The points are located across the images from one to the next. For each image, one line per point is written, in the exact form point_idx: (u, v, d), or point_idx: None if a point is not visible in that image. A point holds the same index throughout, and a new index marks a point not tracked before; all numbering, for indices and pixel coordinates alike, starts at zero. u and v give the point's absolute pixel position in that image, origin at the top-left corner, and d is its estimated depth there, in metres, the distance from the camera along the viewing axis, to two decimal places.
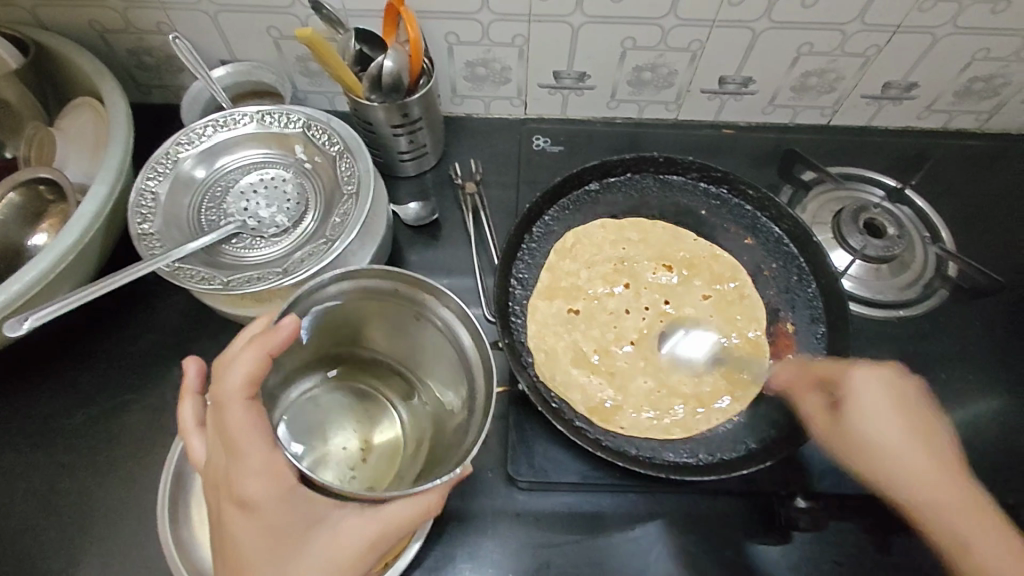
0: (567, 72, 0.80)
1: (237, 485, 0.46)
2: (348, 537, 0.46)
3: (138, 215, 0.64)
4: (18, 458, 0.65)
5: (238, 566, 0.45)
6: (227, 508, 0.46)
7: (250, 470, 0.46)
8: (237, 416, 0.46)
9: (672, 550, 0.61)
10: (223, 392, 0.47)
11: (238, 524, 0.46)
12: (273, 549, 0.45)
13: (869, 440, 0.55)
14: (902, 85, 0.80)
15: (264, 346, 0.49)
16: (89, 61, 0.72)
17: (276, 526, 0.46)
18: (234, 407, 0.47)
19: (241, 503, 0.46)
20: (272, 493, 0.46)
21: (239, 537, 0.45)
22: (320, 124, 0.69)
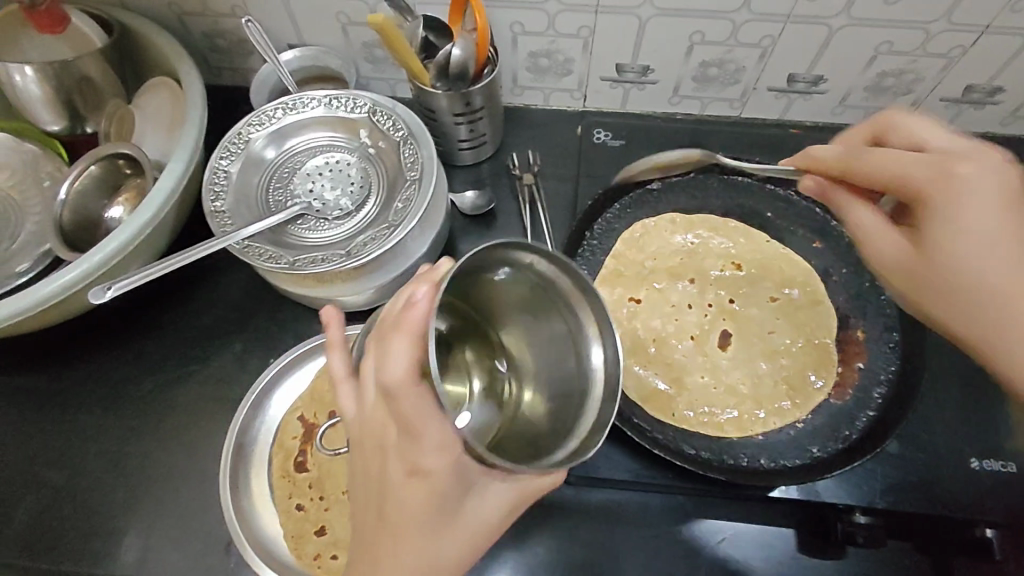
0: (630, 65, 0.79)
1: (411, 457, 0.43)
2: (493, 506, 0.46)
3: (211, 193, 0.66)
4: (90, 418, 0.69)
5: (403, 527, 0.44)
6: (394, 476, 0.44)
7: (428, 447, 0.42)
8: (415, 403, 0.41)
9: (718, 555, 0.60)
10: (390, 381, 0.41)
11: (406, 493, 0.43)
12: (429, 514, 0.44)
13: (886, 233, 0.52)
14: (986, 88, 0.76)
15: (418, 324, 0.42)
16: (167, 42, 0.75)
17: (441, 494, 0.43)
18: (410, 395, 0.41)
19: (412, 472, 0.43)
20: (446, 469, 0.43)
21: (403, 501, 0.43)
22: (386, 110, 0.70)
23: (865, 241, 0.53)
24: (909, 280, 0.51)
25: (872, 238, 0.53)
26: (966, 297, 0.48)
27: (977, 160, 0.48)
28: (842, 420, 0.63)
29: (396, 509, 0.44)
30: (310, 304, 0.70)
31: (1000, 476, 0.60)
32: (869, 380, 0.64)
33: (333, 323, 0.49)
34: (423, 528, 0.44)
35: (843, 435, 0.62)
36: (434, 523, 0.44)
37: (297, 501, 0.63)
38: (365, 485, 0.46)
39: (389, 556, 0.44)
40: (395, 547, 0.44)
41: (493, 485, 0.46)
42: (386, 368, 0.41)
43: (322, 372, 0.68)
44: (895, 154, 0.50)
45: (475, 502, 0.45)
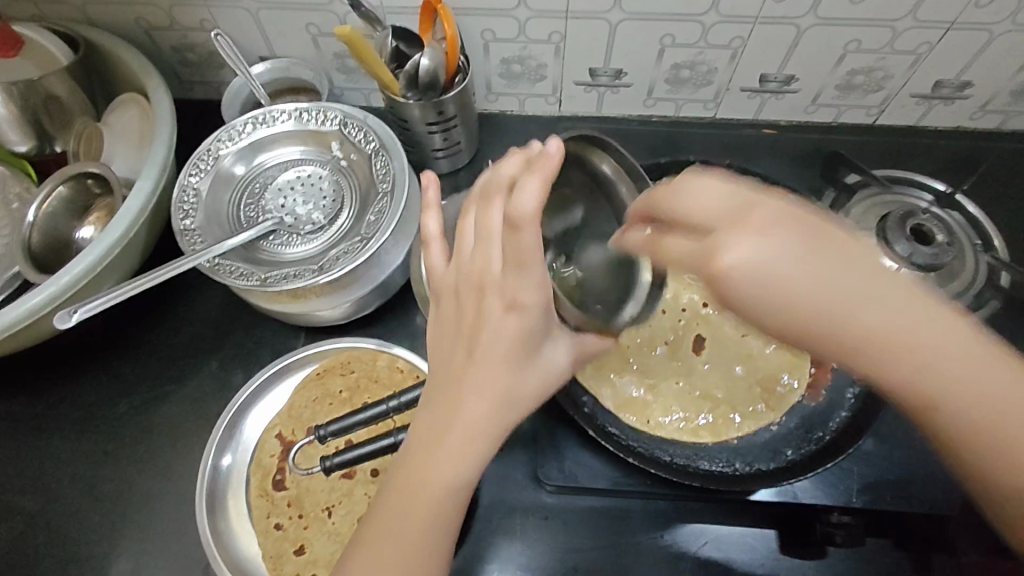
0: (603, 69, 0.79)
1: (510, 291, 0.43)
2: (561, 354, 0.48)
3: (180, 211, 0.65)
4: (66, 442, 0.68)
5: (485, 367, 0.44)
6: (484, 307, 0.44)
7: (528, 284, 0.42)
8: (533, 241, 0.39)
9: (701, 558, 0.60)
10: (518, 214, 0.38)
11: (495, 325, 0.44)
12: (512, 358, 0.44)
13: (805, 307, 0.38)
14: (955, 84, 0.76)
15: (552, 168, 0.38)
16: (135, 58, 0.74)
17: (526, 337, 0.44)
18: (528, 234, 0.39)
19: (507, 306, 0.43)
20: (539, 308, 0.43)
21: (491, 339, 0.44)
22: (356, 121, 0.70)
23: (745, 310, 0.39)
24: (812, 327, 0.39)
25: (709, 275, 0.38)
26: (812, 323, 0.38)
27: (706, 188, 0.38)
28: (818, 425, 0.63)
29: (484, 342, 0.44)
30: (285, 320, 0.70)
31: None
32: (842, 381, 0.65)
33: (429, 186, 0.49)
34: (506, 363, 0.44)
35: (818, 439, 0.62)
36: (516, 361, 0.45)
37: (275, 520, 0.63)
38: (454, 323, 0.47)
39: (472, 388, 0.45)
40: (479, 379, 0.44)
41: (563, 338, 0.48)
42: (512, 204, 0.38)
43: (298, 389, 0.68)
44: (680, 192, 0.39)
45: (548, 352, 0.47)
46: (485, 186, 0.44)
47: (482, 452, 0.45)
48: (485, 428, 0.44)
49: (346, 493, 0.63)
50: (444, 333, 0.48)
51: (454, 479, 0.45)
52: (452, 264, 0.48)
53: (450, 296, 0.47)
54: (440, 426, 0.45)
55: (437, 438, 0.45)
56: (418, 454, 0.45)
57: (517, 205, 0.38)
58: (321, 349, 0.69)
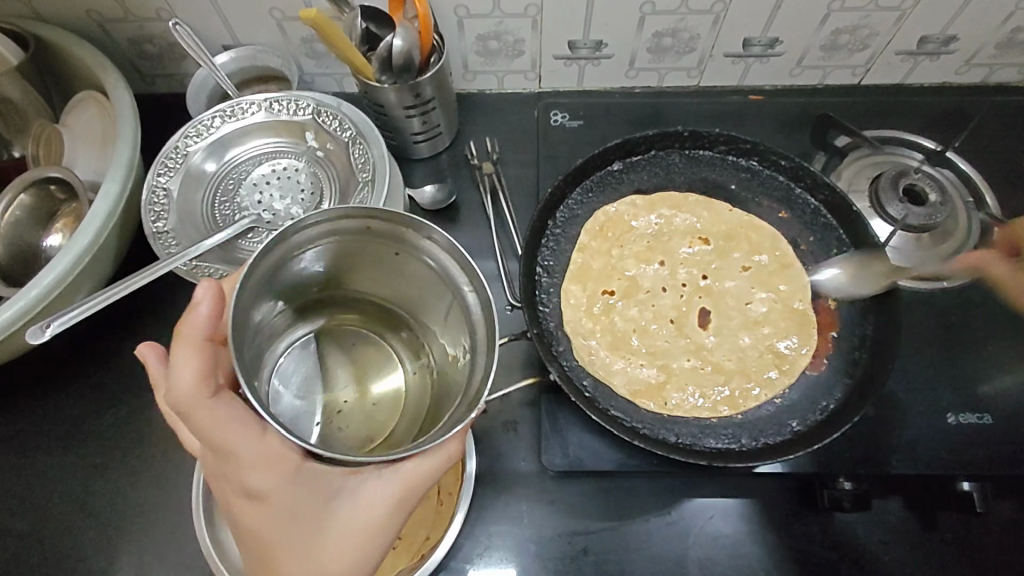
0: (583, 41, 0.76)
1: (239, 480, 0.44)
2: (364, 496, 0.46)
3: (151, 213, 0.62)
4: (50, 460, 0.66)
5: (267, 549, 0.45)
6: (235, 500, 0.45)
7: (251, 466, 0.44)
8: (216, 429, 0.43)
9: (709, 532, 0.60)
10: (181, 399, 0.43)
11: (252, 514, 0.45)
12: (292, 529, 0.45)
13: None
14: (940, 39, 0.75)
15: (197, 334, 0.44)
16: (90, 53, 0.70)
17: (296, 505, 0.45)
18: (198, 412, 0.43)
19: (250, 494, 0.45)
20: (280, 482, 0.44)
21: (255, 523, 0.45)
22: (330, 109, 0.67)
23: None
24: None
25: None
26: None
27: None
28: (823, 395, 0.63)
29: (264, 533, 0.45)
30: None
31: (979, 429, 0.60)
32: (843, 348, 0.64)
33: (149, 359, 0.49)
34: (290, 537, 0.45)
35: (823, 405, 0.62)
36: (300, 531, 0.45)
37: None
38: (231, 526, 0.47)
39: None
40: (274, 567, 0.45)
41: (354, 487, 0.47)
42: (175, 387, 0.43)
43: None
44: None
45: (343, 505, 0.46)
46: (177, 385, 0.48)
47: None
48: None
49: None
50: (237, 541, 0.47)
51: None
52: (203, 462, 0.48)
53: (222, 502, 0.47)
54: None
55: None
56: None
57: (174, 395, 0.43)
58: None
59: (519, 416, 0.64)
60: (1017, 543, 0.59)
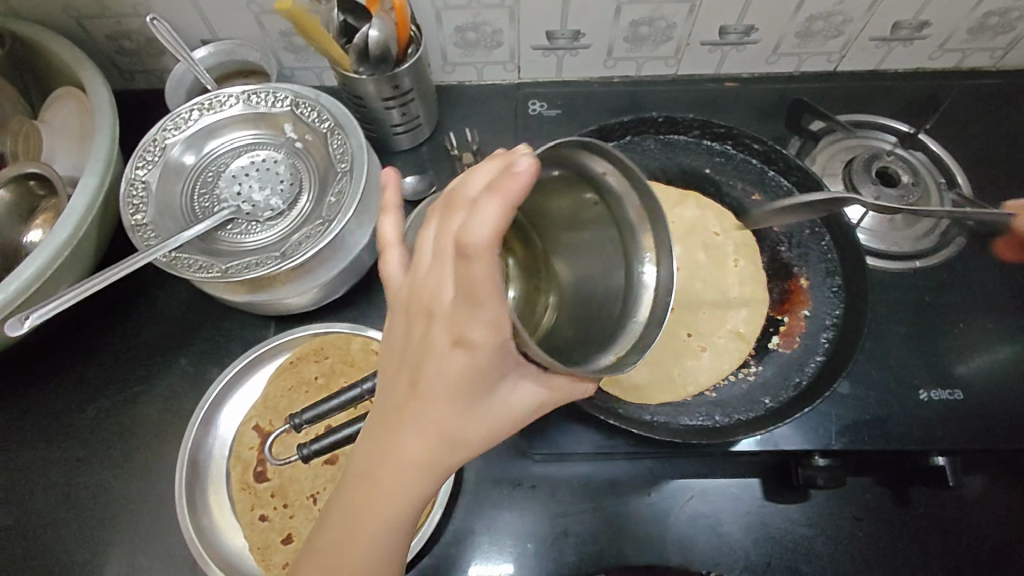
0: (560, 31, 0.77)
1: (459, 327, 0.37)
2: (525, 396, 0.41)
3: (130, 206, 0.62)
4: (33, 454, 0.66)
5: (424, 394, 0.40)
6: (437, 341, 0.39)
7: (479, 324, 0.36)
8: (483, 276, 0.34)
9: (688, 512, 0.61)
10: (468, 239, 0.34)
11: (443, 364, 0.39)
12: (458, 393, 0.39)
13: None
14: (913, 24, 0.76)
15: (511, 194, 0.33)
16: (65, 48, 0.70)
17: (480, 375, 0.39)
18: (481, 264, 0.34)
19: (458, 343, 0.38)
20: (492, 352, 0.37)
21: (435, 370, 0.39)
22: (309, 101, 0.67)
23: None
24: None
25: None
26: None
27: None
28: (796, 372, 0.62)
29: (428, 377, 0.39)
30: (248, 309, 0.67)
31: (949, 404, 0.61)
32: (816, 326, 0.64)
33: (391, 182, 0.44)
34: (450, 403, 0.39)
35: (797, 382, 0.61)
36: (463, 402, 0.40)
37: (260, 512, 0.61)
38: (406, 351, 0.41)
39: (406, 419, 0.41)
40: (416, 418, 0.40)
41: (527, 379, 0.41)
42: (467, 226, 0.34)
43: (272, 380, 0.66)
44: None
45: (505, 394, 0.40)
46: (450, 190, 0.39)
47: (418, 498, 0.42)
48: (420, 473, 0.41)
49: (329, 479, 0.62)
50: (390, 361, 0.42)
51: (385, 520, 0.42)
52: (408, 275, 0.41)
53: (400, 316, 0.42)
54: (366, 478, 0.42)
55: (371, 473, 0.42)
56: (353, 488, 0.42)
57: (469, 234, 0.33)
58: (293, 337, 0.67)
59: None
60: (989, 518, 0.60)
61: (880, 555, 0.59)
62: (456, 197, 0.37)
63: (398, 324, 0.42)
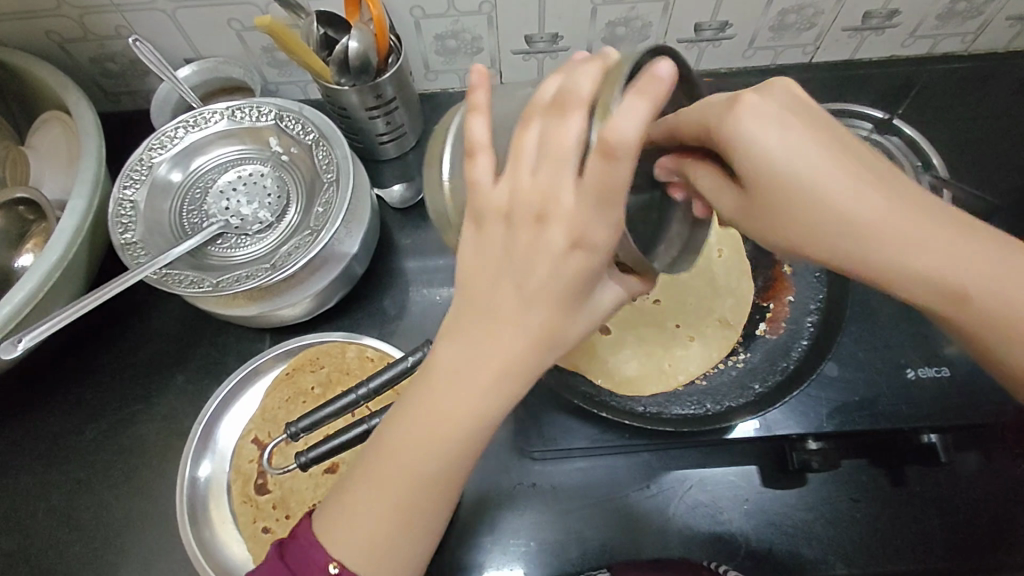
0: (539, 35, 0.78)
1: (576, 225, 0.37)
2: (614, 293, 0.42)
3: (119, 225, 0.63)
4: (33, 478, 0.66)
5: (525, 289, 0.40)
6: (551, 238, 0.38)
7: (602, 223, 0.36)
8: (620, 178, 0.33)
9: (688, 502, 0.62)
10: (611, 141, 0.31)
11: (554, 263, 0.38)
12: (561, 294, 0.40)
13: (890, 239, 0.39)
14: (883, 13, 0.77)
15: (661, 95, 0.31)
16: (49, 72, 0.70)
17: (585, 277, 0.39)
18: (624, 166, 0.32)
19: (573, 245, 0.37)
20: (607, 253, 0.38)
21: (539, 269, 0.39)
22: (293, 113, 0.68)
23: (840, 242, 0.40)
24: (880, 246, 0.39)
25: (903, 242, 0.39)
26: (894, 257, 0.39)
27: (771, 109, 0.38)
28: (783, 357, 0.63)
29: (538, 278, 0.39)
30: (241, 323, 0.68)
31: (939, 383, 0.61)
32: (799, 311, 0.65)
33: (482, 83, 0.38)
34: (550, 301, 0.40)
35: (785, 368, 0.62)
36: (563, 302, 0.40)
37: (262, 524, 0.62)
38: (505, 248, 0.40)
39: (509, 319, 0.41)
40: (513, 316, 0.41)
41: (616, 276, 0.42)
42: (614, 126, 0.31)
43: (268, 392, 0.67)
44: (754, 142, 0.38)
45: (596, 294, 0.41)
46: (552, 94, 0.36)
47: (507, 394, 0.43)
48: (518, 368, 0.42)
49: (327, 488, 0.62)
50: (487, 268, 0.41)
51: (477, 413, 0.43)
52: (509, 179, 0.38)
53: (499, 222, 0.40)
54: (459, 381, 0.42)
55: (461, 372, 0.42)
56: (446, 387, 0.43)
57: (614, 133, 0.31)
58: (288, 349, 0.68)
59: None
60: (984, 493, 0.61)
61: (879, 535, 0.60)
62: (567, 101, 0.34)
63: (492, 225, 0.40)
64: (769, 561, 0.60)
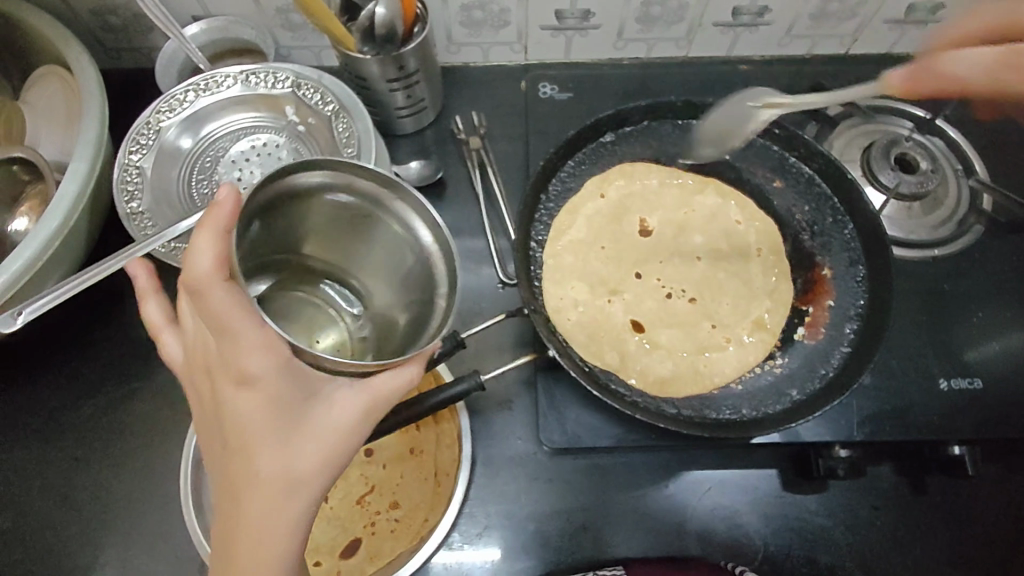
0: (570, 11, 0.74)
1: (233, 363, 0.40)
2: (342, 406, 0.42)
3: (124, 193, 0.60)
4: (27, 453, 0.63)
5: (243, 442, 0.40)
6: (225, 385, 0.41)
7: (248, 350, 0.40)
8: (224, 300, 0.39)
9: (707, 504, 0.61)
10: (195, 276, 0.40)
11: (239, 401, 0.40)
12: (271, 426, 0.40)
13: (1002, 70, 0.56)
14: (929, 6, 0.74)
15: (219, 221, 0.41)
16: (47, 23, 0.65)
17: (279, 397, 0.41)
18: (218, 291, 0.39)
19: (239, 379, 0.40)
20: (277, 367, 0.40)
21: (241, 412, 0.40)
22: (311, 82, 0.64)
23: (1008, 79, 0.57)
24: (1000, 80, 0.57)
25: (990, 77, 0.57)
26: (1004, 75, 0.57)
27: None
28: (824, 363, 0.61)
29: (237, 426, 0.40)
30: None
31: (967, 395, 0.61)
32: (840, 317, 0.63)
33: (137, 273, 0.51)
34: (265, 436, 0.40)
35: (824, 376, 0.60)
36: (277, 431, 0.40)
37: None
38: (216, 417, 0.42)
39: (238, 476, 0.40)
40: (245, 469, 0.40)
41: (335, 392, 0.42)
42: (190, 267, 0.40)
43: None
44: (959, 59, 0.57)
45: (323, 408, 0.42)
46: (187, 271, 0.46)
47: (271, 543, 0.39)
48: (264, 517, 0.39)
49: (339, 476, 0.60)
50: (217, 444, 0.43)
51: None
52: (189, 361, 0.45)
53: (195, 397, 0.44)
54: (229, 571, 0.39)
55: (227, 558, 0.39)
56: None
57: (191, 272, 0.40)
58: None
59: (518, 397, 0.63)
60: (1004, 505, 0.60)
61: (899, 544, 0.59)
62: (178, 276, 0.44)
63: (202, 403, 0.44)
64: (787, 566, 0.59)
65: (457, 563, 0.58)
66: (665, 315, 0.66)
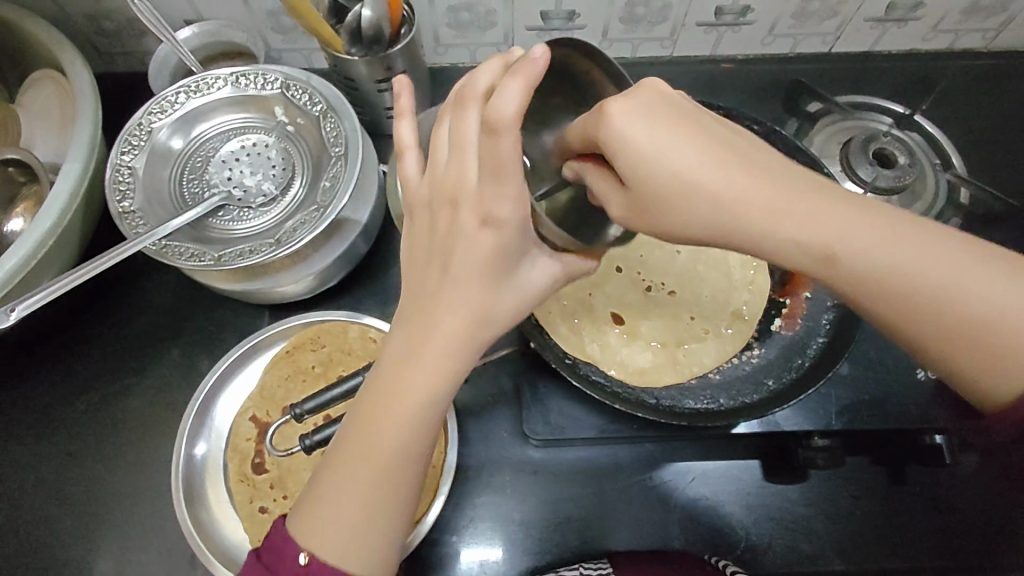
0: (555, 12, 0.75)
1: (485, 203, 0.38)
2: (543, 270, 0.44)
3: (116, 192, 0.60)
4: (21, 449, 0.64)
5: (447, 279, 0.41)
6: (464, 219, 0.39)
7: (501, 197, 0.38)
8: (508, 152, 0.35)
9: (689, 494, 0.62)
10: (500, 121, 0.34)
11: (474, 239, 0.40)
12: (482, 274, 0.40)
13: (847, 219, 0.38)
14: (908, 5, 0.75)
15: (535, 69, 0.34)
16: (42, 28, 0.67)
17: (502, 250, 0.40)
18: (506, 141, 0.35)
19: (484, 220, 0.39)
20: (518, 221, 0.39)
21: (460, 253, 0.40)
22: (300, 83, 0.65)
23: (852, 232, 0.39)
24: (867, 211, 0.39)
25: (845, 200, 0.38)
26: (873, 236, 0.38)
27: (634, 103, 0.38)
28: (801, 352, 0.63)
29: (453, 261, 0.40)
30: (243, 299, 0.66)
31: (947, 385, 0.61)
32: (817, 308, 0.65)
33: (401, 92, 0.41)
34: (478, 281, 0.40)
35: (800, 366, 0.62)
36: (490, 279, 0.41)
37: (260, 504, 0.60)
38: (431, 241, 0.42)
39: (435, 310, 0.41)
40: (450, 299, 0.41)
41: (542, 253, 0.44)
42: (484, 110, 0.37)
43: (268, 370, 0.65)
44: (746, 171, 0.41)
45: (528, 270, 0.43)
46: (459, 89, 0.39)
47: (443, 378, 0.41)
48: (448, 356, 0.41)
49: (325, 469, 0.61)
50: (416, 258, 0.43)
51: (417, 411, 0.41)
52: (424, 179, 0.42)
53: (422, 212, 0.43)
54: (394, 382, 0.41)
55: (398, 380, 0.41)
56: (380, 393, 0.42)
57: (495, 110, 0.34)
58: (289, 325, 0.65)
59: (504, 390, 0.65)
60: (981, 494, 0.61)
61: (878, 532, 0.60)
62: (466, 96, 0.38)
63: (419, 224, 0.43)
64: (767, 555, 0.60)
65: (442, 552, 0.59)
66: (649, 309, 0.68)
